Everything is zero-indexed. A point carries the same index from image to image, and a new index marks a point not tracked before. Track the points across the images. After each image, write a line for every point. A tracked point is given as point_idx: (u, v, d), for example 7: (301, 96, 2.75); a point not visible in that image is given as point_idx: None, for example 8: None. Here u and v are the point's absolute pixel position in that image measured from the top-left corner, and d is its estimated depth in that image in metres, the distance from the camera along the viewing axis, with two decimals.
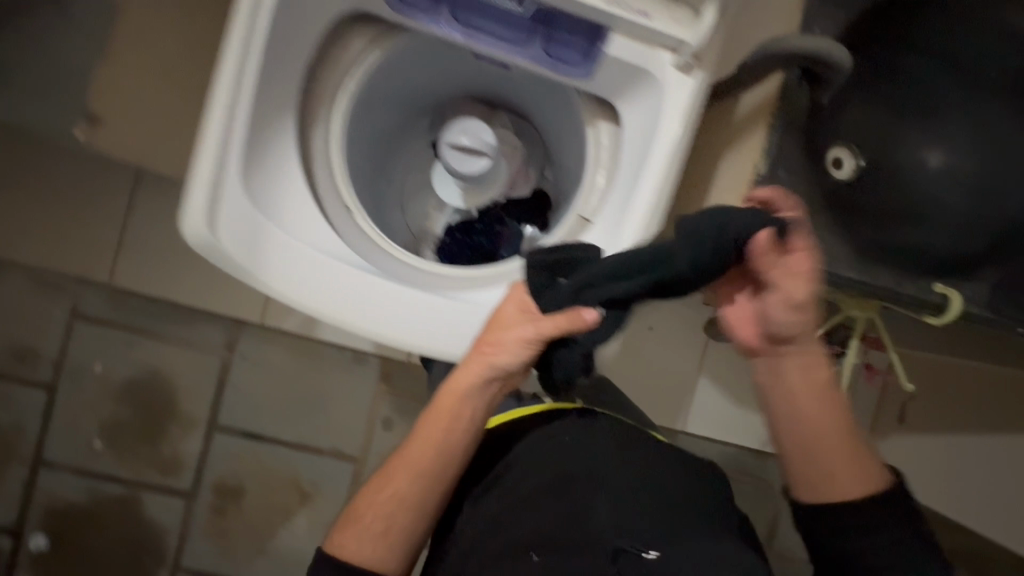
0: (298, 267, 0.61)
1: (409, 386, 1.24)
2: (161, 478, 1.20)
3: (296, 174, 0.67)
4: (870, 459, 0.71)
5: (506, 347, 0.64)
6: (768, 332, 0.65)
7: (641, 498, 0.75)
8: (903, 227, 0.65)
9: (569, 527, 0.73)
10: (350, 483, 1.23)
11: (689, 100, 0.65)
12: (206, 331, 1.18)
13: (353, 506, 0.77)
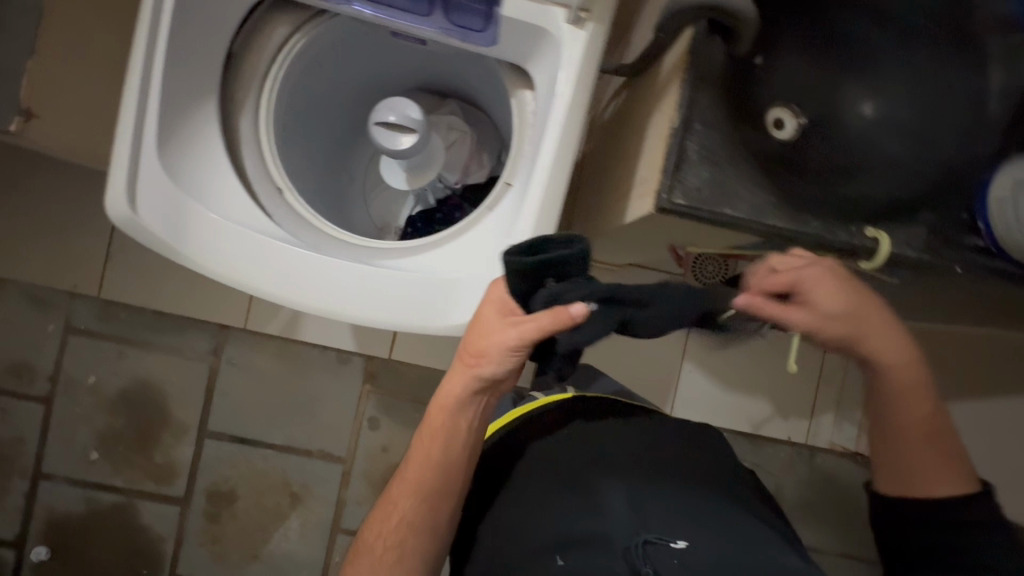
0: (225, 245, 0.59)
1: (392, 385, 1.24)
2: (154, 486, 1.22)
3: (220, 156, 0.66)
4: (958, 462, 0.75)
5: (491, 357, 0.61)
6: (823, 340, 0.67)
7: (647, 481, 0.74)
8: (844, 180, 0.58)
9: (586, 524, 0.69)
10: (339, 484, 1.24)
11: (586, 54, 0.62)
12: (192, 339, 1.21)
13: (363, 537, 0.79)
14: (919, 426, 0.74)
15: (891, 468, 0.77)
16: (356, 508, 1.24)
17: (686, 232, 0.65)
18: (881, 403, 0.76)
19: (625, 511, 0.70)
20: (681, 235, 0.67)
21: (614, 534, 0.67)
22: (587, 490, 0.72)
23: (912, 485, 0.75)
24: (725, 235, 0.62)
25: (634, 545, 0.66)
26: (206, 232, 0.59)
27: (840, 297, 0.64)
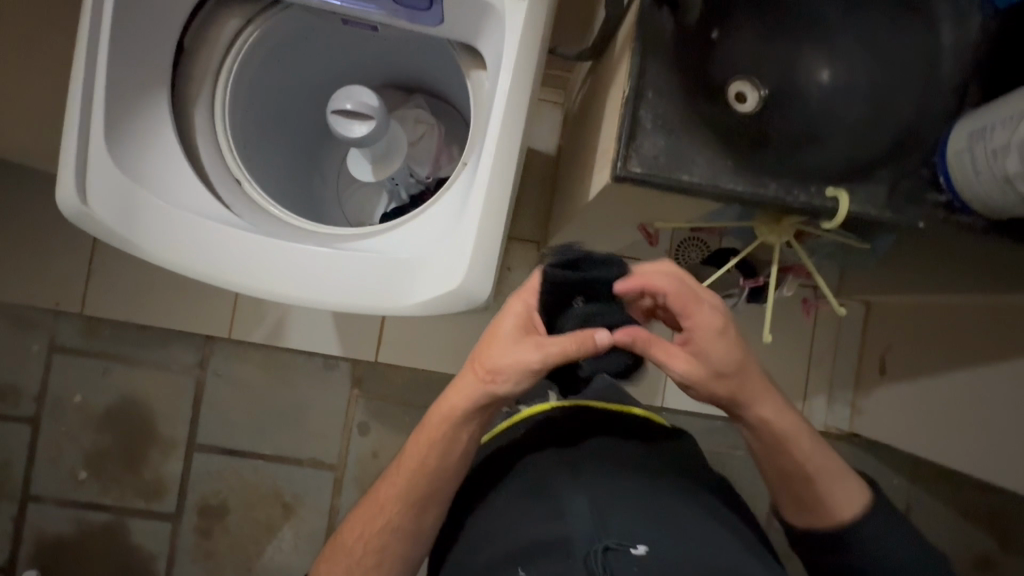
0: (175, 232, 0.58)
1: (380, 389, 1.23)
2: (144, 503, 1.21)
3: (174, 149, 0.66)
4: (851, 480, 0.72)
5: (507, 375, 0.64)
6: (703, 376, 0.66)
7: (621, 482, 0.69)
8: (812, 146, 0.56)
9: (549, 528, 0.64)
10: (332, 491, 1.22)
11: (529, 24, 0.60)
12: (177, 352, 1.20)
13: (344, 538, 0.78)
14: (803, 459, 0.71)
15: (797, 502, 0.73)
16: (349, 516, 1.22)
17: (651, 211, 0.65)
18: (769, 451, 0.72)
19: (587, 514, 0.64)
20: (649, 214, 0.66)
21: (572, 537, 0.62)
22: (554, 492, 0.68)
23: (821, 514, 0.71)
24: (690, 211, 0.61)
25: (591, 552, 0.60)
26: (158, 220, 0.58)
27: (722, 351, 0.65)
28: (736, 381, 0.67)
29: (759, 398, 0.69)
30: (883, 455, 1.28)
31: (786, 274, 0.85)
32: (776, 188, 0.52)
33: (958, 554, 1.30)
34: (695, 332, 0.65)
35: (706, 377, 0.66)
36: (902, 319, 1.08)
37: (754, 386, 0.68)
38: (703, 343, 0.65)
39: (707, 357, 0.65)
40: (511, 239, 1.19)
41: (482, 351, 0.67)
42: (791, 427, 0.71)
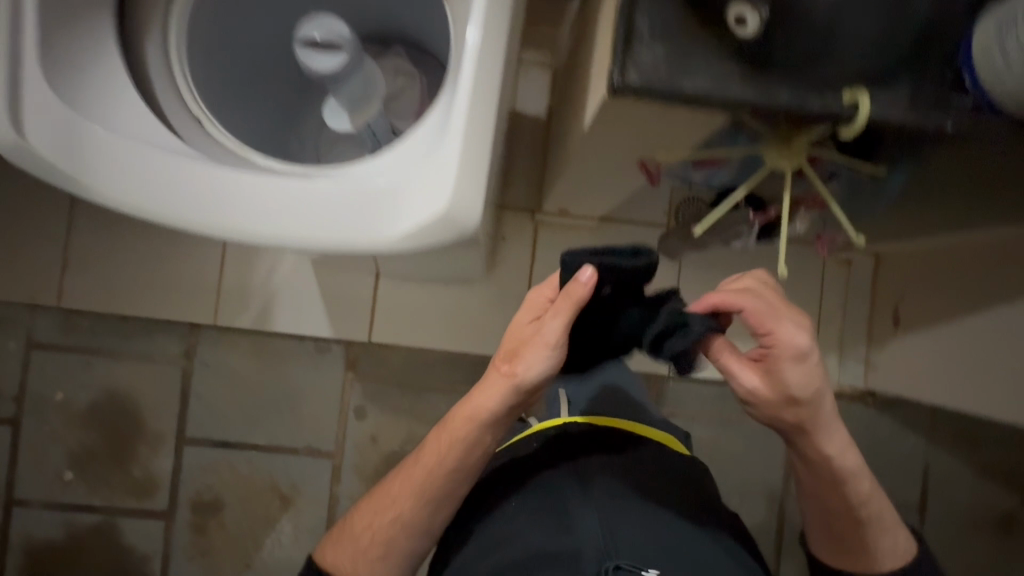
0: (129, 169, 0.53)
1: (376, 371, 1.18)
2: (135, 501, 1.16)
3: (125, 85, 0.61)
4: (898, 532, 0.72)
5: (524, 358, 0.62)
6: (776, 396, 0.62)
7: (630, 501, 0.68)
8: (825, 58, 0.48)
9: (558, 539, 0.64)
10: (331, 479, 1.18)
11: None
12: (161, 343, 1.15)
13: (352, 527, 0.76)
14: (861, 505, 0.69)
15: (838, 546, 0.73)
16: (350, 505, 1.17)
17: (652, 141, 0.59)
18: (824, 488, 0.70)
19: (597, 529, 0.64)
20: (650, 145, 0.59)
21: (583, 551, 0.62)
22: (564, 505, 0.67)
23: (862, 563, 0.71)
24: (687, 140, 0.57)
25: (603, 567, 0.60)
26: (106, 162, 0.53)
27: (797, 377, 0.61)
28: (808, 410, 0.63)
29: (826, 432, 0.65)
30: (899, 415, 1.24)
31: (796, 208, 0.81)
32: (789, 97, 0.47)
33: (978, 512, 1.27)
34: (775, 352, 0.61)
35: (772, 398, 0.63)
36: (916, 266, 1.05)
37: (824, 418, 0.64)
38: (782, 364, 0.61)
39: (779, 378, 0.62)
40: (504, 207, 1.14)
41: (502, 348, 0.67)
42: (857, 470, 0.68)
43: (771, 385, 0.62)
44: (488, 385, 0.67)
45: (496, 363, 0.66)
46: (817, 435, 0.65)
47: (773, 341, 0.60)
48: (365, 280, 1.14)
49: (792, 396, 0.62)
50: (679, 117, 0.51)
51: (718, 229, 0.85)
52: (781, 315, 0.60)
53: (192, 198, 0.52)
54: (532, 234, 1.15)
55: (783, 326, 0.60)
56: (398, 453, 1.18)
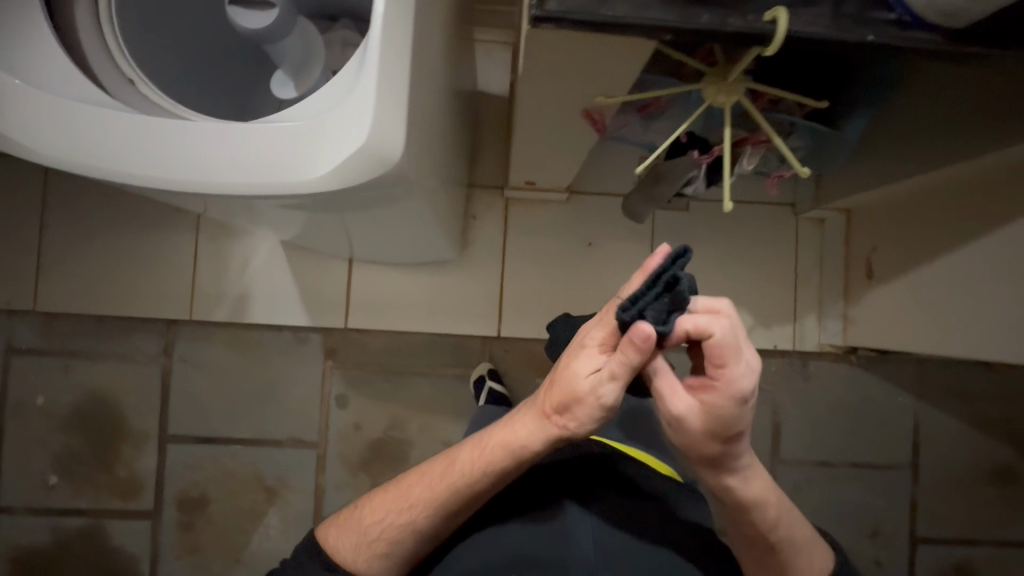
0: (61, 130, 0.47)
1: (356, 357, 1.18)
2: (120, 502, 1.15)
3: (47, 37, 0.54)
4: (816, 549, 0.70)
5: (578, 413, 0.57)
6: (701, 435, 0.54)
7: (626, 523, 0.71)
8: None
9: (551, 550, 0.68)
10: (316, 470, 1.17)
11: None
12: (140, 342, 1.16)
13: (360, 517, 0.75)
14: (771, 530, 0.66)
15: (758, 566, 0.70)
16: (337, 494, 1.17)
17: (591, 82, 0.58)
18: (732, 514, 0.65)
19: (593, 549, 0.68)
20: (589, 89, 0.59)
21: (577, 569, 0.66)
22: (559, 518, 0.71)
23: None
24: (624, 77, 0.57)
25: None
26: (30, 109, 0.47)
27: (728, 417, 0.52)
28: (728, 445, 0.55)
29: (739, 463, 0.58)
30: (884, 373, 1.24)
31: (744, 147, 0.78)
32: (710, 18, 0.47)
33: (974, 467, 1.25)
34: (717, 389, 0.51)
35: (694, 428, 0.53)
36: (887, 218, 1.05)
37: (740, 453, 0.57)
38: (717, 401, 0.51)
39: (708, 413, 0.52)
40: (474, 186, 1.15)
41: (552, 392, 0.59)
42: (765, 496, 0.63)
43: (697, 424, 0.53)
44: (534, 427, 0.62)
45: (546, 409, 0.60)
46: (730, 463, 0.58)
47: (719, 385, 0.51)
48: (340, 267, 1.15)
49: (718, 437, 0.54)
50: (607, 48, 0.51)
51: (666, 179, 0.81)
52: (737, 361, 0.50)
53: (126, 149, 0.46)
54: (502, 211, 1.16)
55: (735, 374, 0.50)
56: (383, 439, 1.18)
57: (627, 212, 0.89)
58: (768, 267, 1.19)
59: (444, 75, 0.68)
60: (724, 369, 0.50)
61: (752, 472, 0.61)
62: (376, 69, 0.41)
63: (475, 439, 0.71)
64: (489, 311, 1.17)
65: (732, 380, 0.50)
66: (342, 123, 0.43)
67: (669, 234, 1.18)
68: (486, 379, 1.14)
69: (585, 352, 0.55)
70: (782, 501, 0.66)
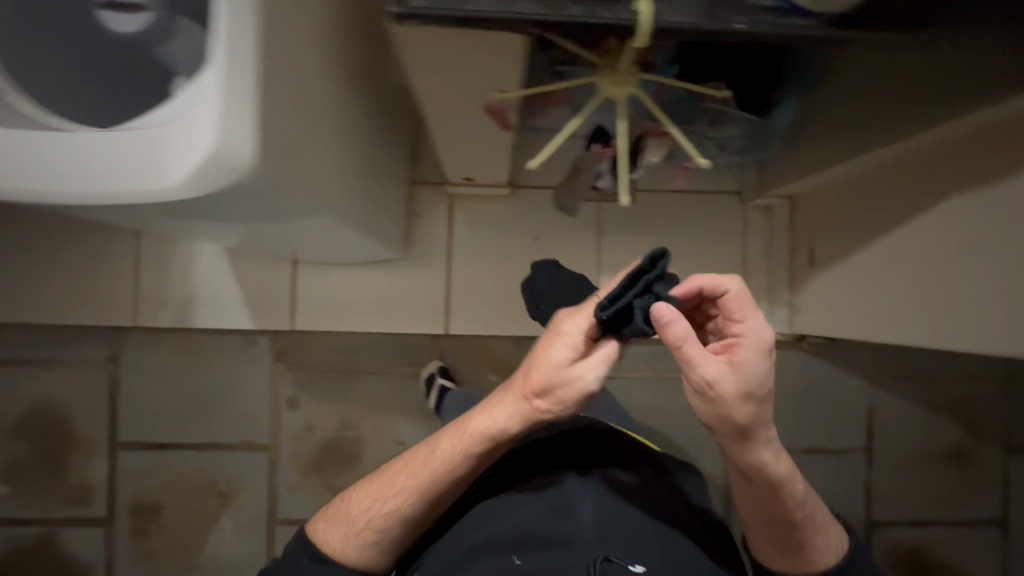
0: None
1: (305, 359, 1.17)
2: (73, 510, 1.15)
3: None
4: (831, 528, 0.69)
5: (558, 398, 0.57)
6: (736, 395, 0.51)
7: (625, 502, 0.70)
8: None
9: (551, 527, 0.67)
10: (268, 472, 1.17)
11: None
12: (86, 348, 1.15)
13: (347, 508, 0.75)
14: (798, 507, 0.64)
15: (777, 548, 0.68)
16: (290, 495, 1.17)
17: (479, 74, 0.57)
18: (759, 493, 0.63)
19: (593, 528, 0.66)
20: (481, 83, 0.58)
21: (576, 547, 0.64)
22: (561, 497, 0.70)
23: (801, 563, 0.68)
24: (511, 69, 0.55)
25: (592, 561, 0.63)
26: None
27: (764, 368, 0.51)
28: (757, 406, 0.53)
29: (765, 431, 0.56)
30: (836, 359, 1.24)
31: (645, 141, 0.76)
32: (580, 9, 0.46)
33: (927, 448, 1.27)
34: (752, 334, 0.51)
35: (734, 386, 0.50)
36: (831, 204, 1.05)
37: (762, 420, 0.54)
38: (753, 346, 0.51)
39: (746, 364, 0.50)
40: (417, 183, 1.15)
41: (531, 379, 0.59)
42: (789, 475, 0.61)
43: (736, 382, 0.50)
44: (514, 412, 0.63)
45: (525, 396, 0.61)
46: (758, 431, 0.56)
47: (749, 334, 0.51)
48: (284, 269, 1.14)
49: (750, 395, 0.51)
50: (482, 42, 0.50)
51: (580, 172, 0.78)
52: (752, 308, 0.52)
53: (52, 150, 0.45)
54: (447, 207, 1.16)
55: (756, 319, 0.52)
56: (334, 440, 1.18)
57: (554, 203, 0.87)
58: (716, 256, 1.19)
59: (348, 74, 0.67)
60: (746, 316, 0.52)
61: (772, 449, 0.59)
62: (221, 65, 0.40)
63: (457, 425, 0.70)
64: (437, 309, 1.16)
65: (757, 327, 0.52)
66: (204, 120, 0.41)
67: (616, 225, 1.18)
68: (436, 377, 1.14)
69: (567, 342, 0.56)
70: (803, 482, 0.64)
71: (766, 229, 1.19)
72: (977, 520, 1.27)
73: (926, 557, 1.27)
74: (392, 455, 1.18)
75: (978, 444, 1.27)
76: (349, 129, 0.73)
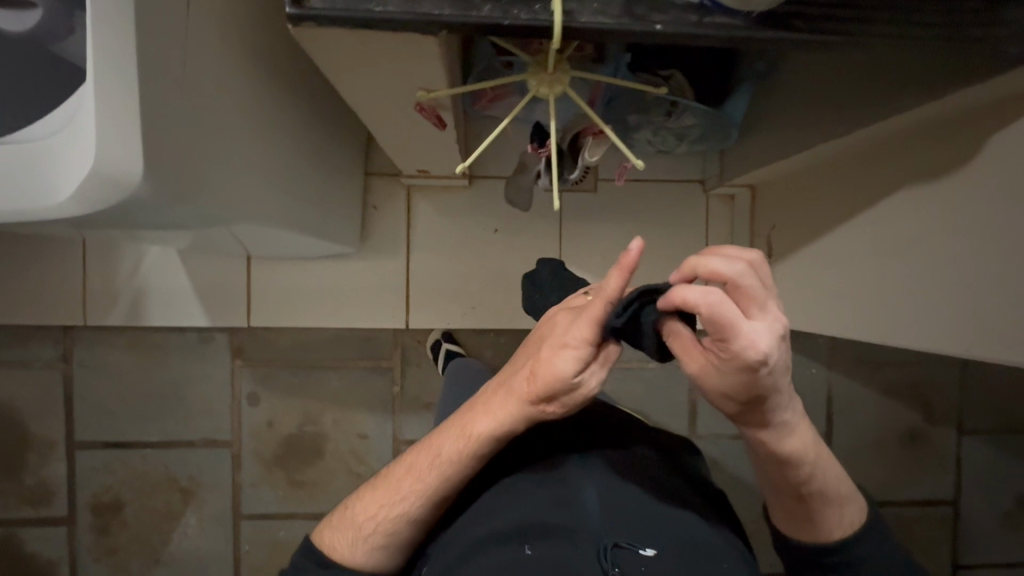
0: None
1: (264, 355, 1.16)
2: (33, 510, 1.14)
3: None
4: (853, 501, 0.64)
5: (566, 402, 0.56)
6: (727, 396, 0.47)
7: (633, 481, 0.66)
8: None
9: (556, 514, 0.61)
10: (231, 468, 1.17)
11: None
12: (35, 348, 1.12)
13: (355, 513, 0.69)
14: (804, 484, 0.59)
15: (791, 519, 0.65)
16: (253, 490, 1.17)
17: (397, 73, 0.54)
18: (767, 466, 0.60)
19: (602, 512, 0.61)
20: (406, 83, 0.56)
21: (585, 534, 0.59)
22: (564, 481, 0.65)
23: (818, 536, 0.64)
24: (431, 70, 0.53)
25: (602, 550, 0.58)
26: None
27: (745, 381, 0.44)
28: (754, 403, 0.48)
29: (779, 414, 0.51)
30: (796, 346, 1.26)
31: (584, 138, 0.75)
32: (490, 8, 0.44)
33: (882, 430, 1.30)
34: (729, 354, 0.43)
35: (715, 391, 0.48)
36: (788, 194, 1.04)
37: (774, 403, 0.49)
38: (730, 365, 0.44)
39: (720, 377, 0.46)
40: (372, 175, 1.13)
41: (537, 388, 0.55)
42: (806, 452, 0.57)
43: (717, 387, 0.47)
44: (520, 417, 0.59)
45: (529, 400, 0.57)
46: (768, 417, 0.51)
47: (727, 353, 0.43)
48: (238, 264, 1.12)
49: (741, 396, 0.47)
50: (392, 42, 0.48)
51: (525, 169, 0.78)
52: (737, 326, 0.42)
53: None
54: (404, 199, 1.14)
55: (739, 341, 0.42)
56: (297, 435, 1.17)
57: (505, 197, 0.86)
58: (679, 246, 1.18)
59: (256, 67, 0.64)
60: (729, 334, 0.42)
61: (792, 418, 0.54)
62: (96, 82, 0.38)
63: (460, 422, 0.65)
64: (397, 302, 1.15)
65: (739, 348, 0.42)
66: (87, 146, 0.39)
67: (576, 215, 1.17)
68: (441, 343, 1.15)
69: (573, 352, 0.52)
70: (820, 450, 0.59)
71: (727, 217, 1.19)
72: (932, 498, 1.31)
73: None
74: (355, 449, 1.18)
75: (932, 425, 1.31)
76: (272, 129, 0.70)
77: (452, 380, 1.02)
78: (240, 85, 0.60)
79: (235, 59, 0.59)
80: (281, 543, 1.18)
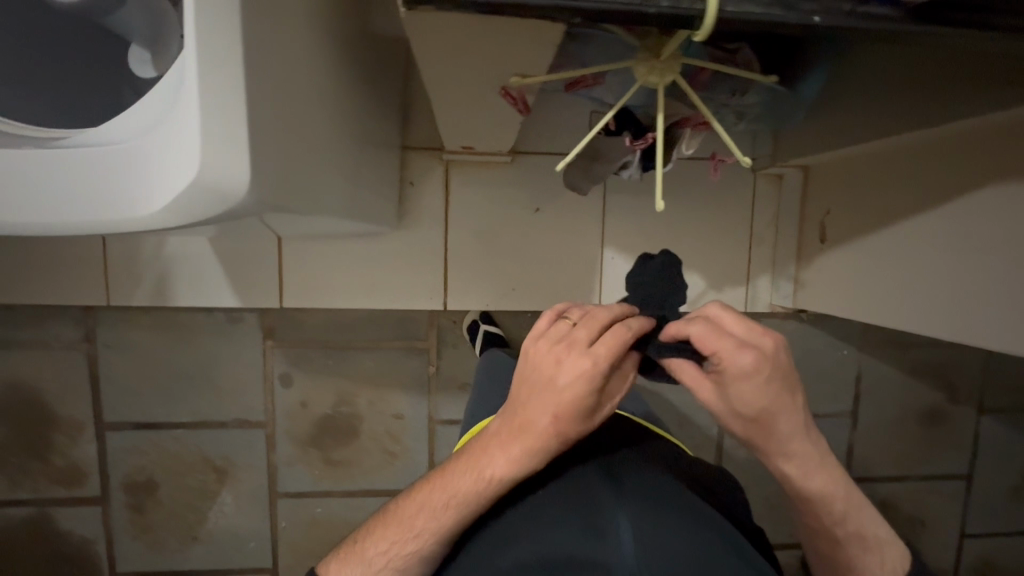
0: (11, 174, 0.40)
1: (296, 336, 1.12)
2: (65, 490, 1.12)
3: None
4: (894, 546, 0.67)
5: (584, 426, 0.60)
6: (739, 413, 0.57)
7: (664, 505, 0.63)
8: None
9: (586, 545, 0.59)
10: (264, 448, 1.15)
11: None
12: (56, 328, 1.07)
13: (363, 548, 0.69)
14: (837, 525, 0.65)
15: (824, 557, 0.69)
16: (288, 470, 1.16)
17: (491, 57, 0.49)
18: (797, 503, 0.66)
19: (632, 545, 0.58)
20: (497, 68, 0.51)
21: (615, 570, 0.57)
22: (595, 508, 0.62)
23: None
24: (536, 55, 0.48)
25: None
26: None
27: (750, 389, 0.55)
28: (757, 424, 0.58)
29: (791, 441, 0.59)
30: (831, 329, 1.26)
31: (683, 129, 0.75)
32: None
33: (906, 410, 1.32)
34: (724, 374, 0.55)
35: (723, 413, 0.58)
36: (844, 175, 1.01)
37: (785, 424, 0.58)
38: (726, 384, 0.55)
39: (732, 395, 0.56)
40: (407, 147, 1.07)
41: (559, 418, 0.58)
42: (831, 491, 0.63)
43: (727, 404, 0.57)
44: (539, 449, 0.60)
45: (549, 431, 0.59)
46: (785, 445, 0.59)
47: (727, 367, 0.54)
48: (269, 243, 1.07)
49: (749, 410, 0.57)
50: (504, 29, 0.43)
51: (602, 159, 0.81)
52: (724, 339, 0.55)
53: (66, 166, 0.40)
54: (442, 174, 1.09)
55: (734, 353, 0.54)
56: (331, 416, 1.16)
57: (567, 181, 0.90)
58: (722, 228, 1.15)
59: (315, 44, 0.58)
60: (721, 344, 0.55)
61: (817, 461, 0.62)
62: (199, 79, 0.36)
63: (471, 459, 0.65)
64: (434, 282, 1.12)
65: (737, 362, 0.54)
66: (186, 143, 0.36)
67: (620, 194, 1.12)
68: (479, 324, 1.13)
69: (592, 389, 0.57)
70: (852, 496, 0.65)
71: (773, 199, 1.16)
72: (946, 474, 1.35)
73: (895, 510, 1.35)
74: (390, 428, 1.18)
75: (953, 405, 1.34)
76: (326, 110, 0.64)
77: (490, 364, 1.00)
78: (298, 68, 0.54)
79: (296, 36, 0.52)
80: (318, 520, 1.18)
